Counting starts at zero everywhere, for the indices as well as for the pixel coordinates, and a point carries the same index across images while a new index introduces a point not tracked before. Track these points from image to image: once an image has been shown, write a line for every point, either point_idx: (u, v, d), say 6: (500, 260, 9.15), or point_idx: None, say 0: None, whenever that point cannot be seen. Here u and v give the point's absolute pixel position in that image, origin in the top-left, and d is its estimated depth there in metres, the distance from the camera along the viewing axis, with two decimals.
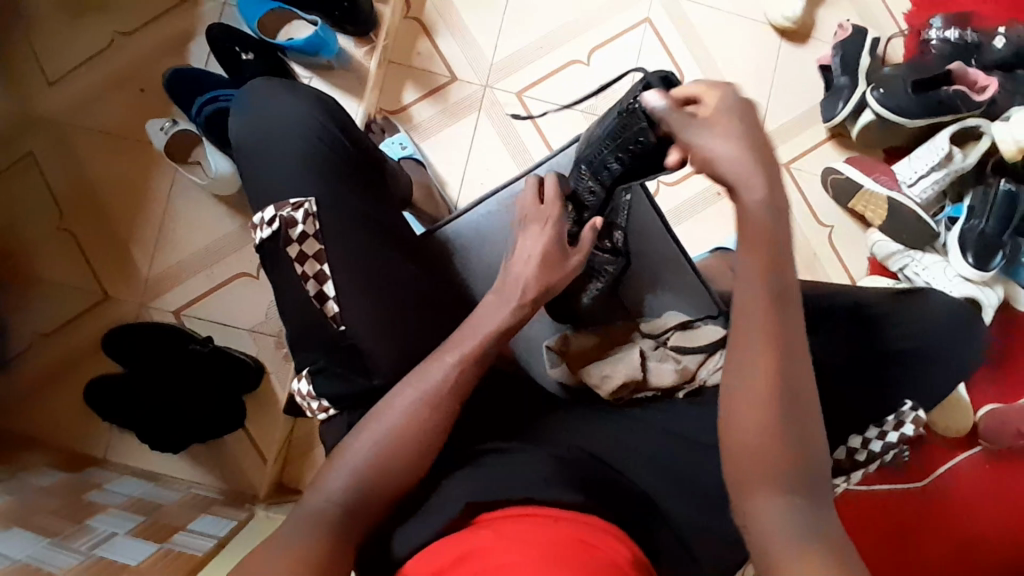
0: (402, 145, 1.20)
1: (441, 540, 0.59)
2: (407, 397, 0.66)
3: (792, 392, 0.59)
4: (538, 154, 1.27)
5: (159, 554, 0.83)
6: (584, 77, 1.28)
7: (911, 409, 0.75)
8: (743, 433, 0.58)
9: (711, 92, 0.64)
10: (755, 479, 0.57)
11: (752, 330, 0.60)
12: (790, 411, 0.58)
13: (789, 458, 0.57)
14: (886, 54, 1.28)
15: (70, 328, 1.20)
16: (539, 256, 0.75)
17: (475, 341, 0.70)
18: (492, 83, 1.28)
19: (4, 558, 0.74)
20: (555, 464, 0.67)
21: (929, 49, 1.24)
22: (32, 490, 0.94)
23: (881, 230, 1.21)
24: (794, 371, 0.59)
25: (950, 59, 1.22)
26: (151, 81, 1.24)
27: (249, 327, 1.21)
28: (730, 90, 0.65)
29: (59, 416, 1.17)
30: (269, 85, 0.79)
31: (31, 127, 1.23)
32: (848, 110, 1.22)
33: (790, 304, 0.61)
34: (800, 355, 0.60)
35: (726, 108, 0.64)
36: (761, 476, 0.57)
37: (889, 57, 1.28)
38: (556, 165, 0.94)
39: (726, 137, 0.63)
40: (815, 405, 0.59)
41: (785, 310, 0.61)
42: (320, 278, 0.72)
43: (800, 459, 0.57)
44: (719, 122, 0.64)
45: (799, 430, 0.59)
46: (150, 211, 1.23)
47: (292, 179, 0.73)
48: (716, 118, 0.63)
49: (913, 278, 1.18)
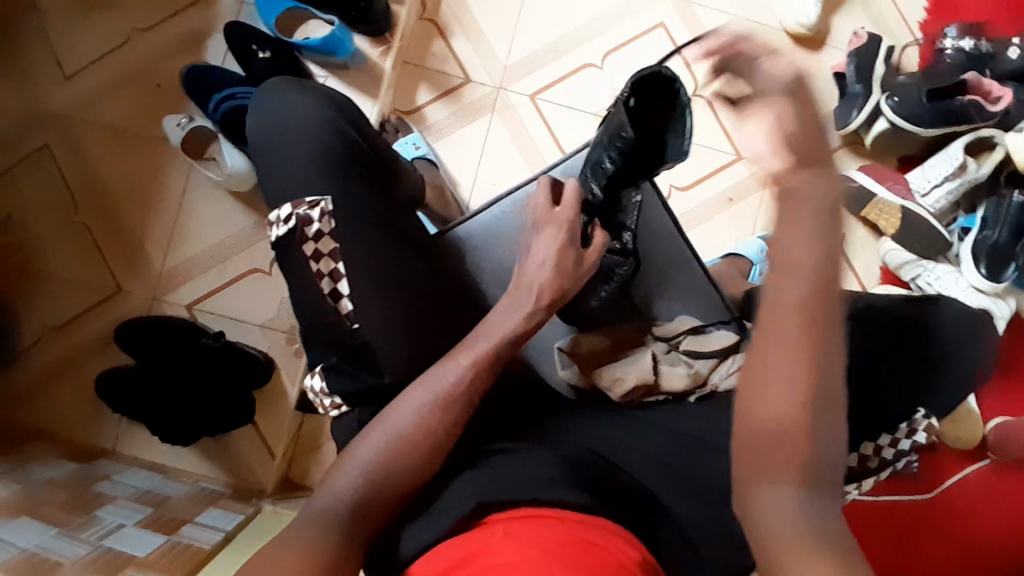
0: (415, 144, 1.20)
1: (448, 540, 0.59)
2: (418, 397, 0.66)
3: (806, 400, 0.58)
4: (550, 156, 1.27)
5: (166, 546, 0.84)
6: (597, 80, 1.28)
7: (923, 417, 0.76)
8: (759, 428, 0.57)
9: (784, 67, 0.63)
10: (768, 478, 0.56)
11: (785, 330, 0.58)
12: (820, 417, 0.56)
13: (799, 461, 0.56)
14: (901, 62, 1.27)
15: (84, 320, 1.21)
16: (553, 257, 0.75)
17: (489, 341, 0.70)
18: (505, 85, 1.28)
19: (14, 547, 0.74)
20: (562, 466, 0.67)
21: (944, 58, 1.22)
22: (43, 480, 0.95)
23: (894, 239, 1.20)
24: (831, 374, 0.58)
25: (965, 68, 1.21)
26: (168, 77, 1.25)
27: (260, 323, 1.22)
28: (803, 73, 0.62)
29: (70, 407, 1.18)
30: (286, 83, 0.79)
31: (49, 121, 1.25)
32: (861, 117, 1.20)
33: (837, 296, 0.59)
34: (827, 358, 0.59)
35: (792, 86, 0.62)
36: (778, 478, 0.56)
37: (904, 65, 1.27)
38: (567, 167, 0.94)
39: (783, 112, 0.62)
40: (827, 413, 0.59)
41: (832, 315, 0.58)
42: (334, 276, 0.73)
43: (817, 464, 0.56)
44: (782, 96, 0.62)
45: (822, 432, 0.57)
46: (164, 206, 1.24)
47: (309, 176, 0.74)
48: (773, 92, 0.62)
49: (925, 288, 1.18)
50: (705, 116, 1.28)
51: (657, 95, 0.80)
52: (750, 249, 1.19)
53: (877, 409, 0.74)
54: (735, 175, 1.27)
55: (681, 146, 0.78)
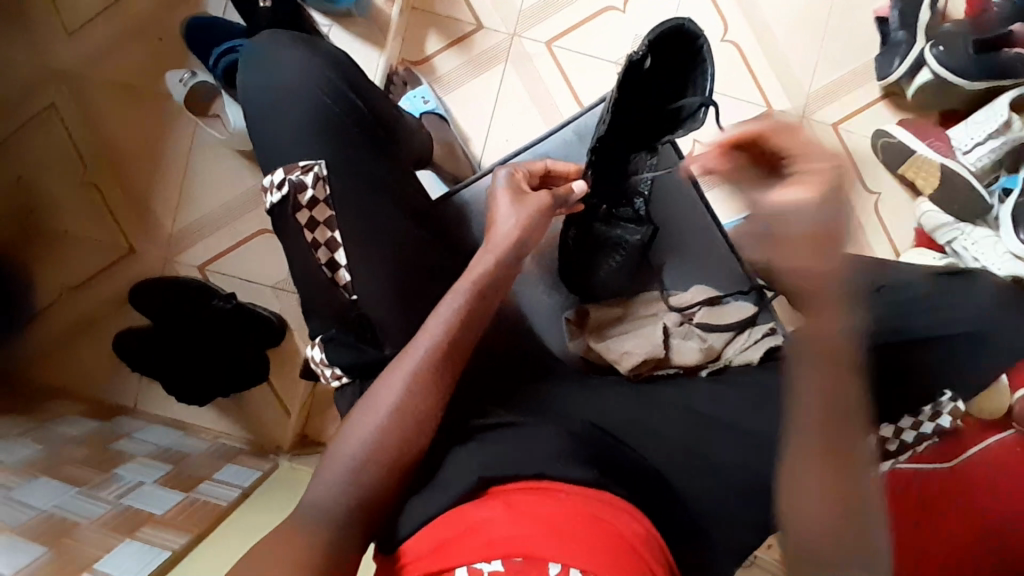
0: (424, 98, 1.16)
1: (448, 512, 0.58)
2: (403, 366, 0.64)
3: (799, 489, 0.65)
4: (567, 110, 1.20)
5: (185, 503, 0.86)
6: (618, 25, 1.19)
7: (950, 400, 0.72)
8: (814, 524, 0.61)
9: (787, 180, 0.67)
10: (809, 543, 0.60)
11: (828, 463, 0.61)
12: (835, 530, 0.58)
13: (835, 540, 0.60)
14: (948, 8, 1.15)
15: (98, 281, 1.22)
16: (508, 203, 0.72)
17: (459, 299, 0.67)
18: (520, 32, 1.21)
19: (31, 508, 0.77)
20: (567, 440, 0.64)
21: (992, 5, 1.10)
22: (64, 439, 0.98)
23: (932, 199, 1.12)
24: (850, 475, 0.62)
25: (1012, 19, 1.09)
26: (169, 30, 1.22)
27: (271, 284, 1.21)
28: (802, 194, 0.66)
29: (89, 366, 1.21)
30: (277, 36, 0.75)
31: (54, 79, 1.23)
32: (904, 67, 1.12)
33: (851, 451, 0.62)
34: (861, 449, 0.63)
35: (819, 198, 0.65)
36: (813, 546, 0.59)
37: (948, 14, 1.15)
38: (581, 126, 0.89)
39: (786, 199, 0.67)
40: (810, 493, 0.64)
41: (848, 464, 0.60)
42: (331, 245, 0.70)
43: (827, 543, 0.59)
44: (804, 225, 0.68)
45: (844, 508, 0.61)
46: (171, 164, 1.22)
47: (301, 138, 0.71)
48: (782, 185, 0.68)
49: (960, 253, 1.08)
50: (734, 65, 1.19)
51: (677, 53, 0.77)
52: None
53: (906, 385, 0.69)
54: None
55: (710, 97, 0.75)
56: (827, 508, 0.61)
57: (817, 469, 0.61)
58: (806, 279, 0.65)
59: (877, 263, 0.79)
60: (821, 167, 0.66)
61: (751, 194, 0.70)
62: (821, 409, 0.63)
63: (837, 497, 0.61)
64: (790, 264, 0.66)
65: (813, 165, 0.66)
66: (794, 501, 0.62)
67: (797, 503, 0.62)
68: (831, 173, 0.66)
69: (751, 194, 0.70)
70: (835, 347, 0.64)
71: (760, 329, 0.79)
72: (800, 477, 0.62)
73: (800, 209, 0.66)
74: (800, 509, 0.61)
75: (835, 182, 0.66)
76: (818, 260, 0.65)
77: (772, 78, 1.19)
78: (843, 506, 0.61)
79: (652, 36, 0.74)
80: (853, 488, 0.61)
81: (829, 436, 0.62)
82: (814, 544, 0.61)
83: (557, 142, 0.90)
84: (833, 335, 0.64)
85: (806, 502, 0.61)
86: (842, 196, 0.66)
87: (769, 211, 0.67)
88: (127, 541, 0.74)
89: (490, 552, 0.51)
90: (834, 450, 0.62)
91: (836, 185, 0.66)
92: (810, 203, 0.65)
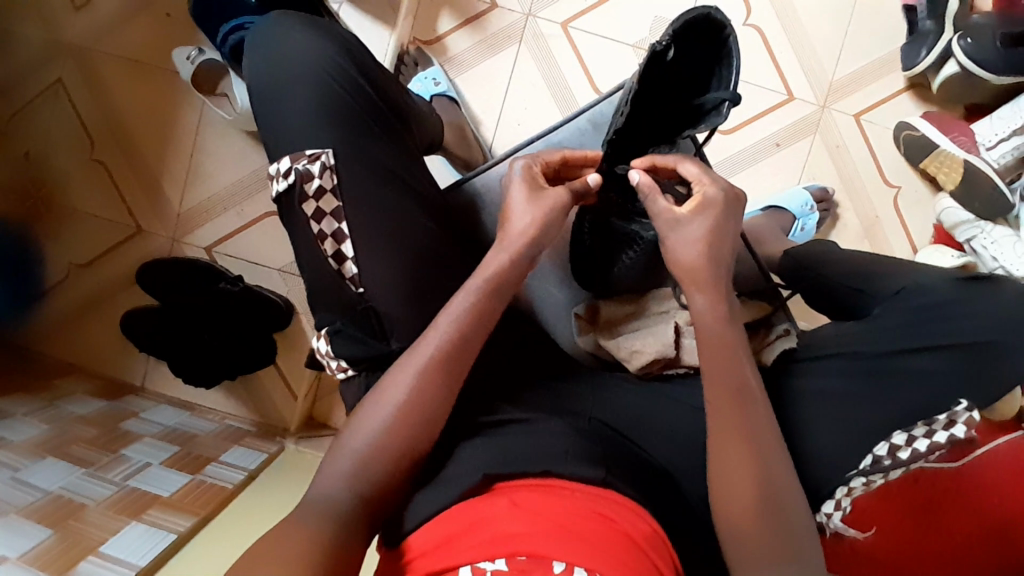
0: (435, 80, 1.13)
1: (451, 510, 0.57)
2: (409, 366, 0.63)
3: (792, 500, 0.58)
4: (583, 96, 1.17)
5: (191, 485, 0.87)
6: (636, 6, 1.15)
7: (964, 409, 0.67)
8: (787, 538, 0.57)
9: (705, 211, 0.67)
10: (781, 558, 0.56)
11: (773, 474, 0.59)
12: (782, 539, 0.56)
13: (775, 547, 0.56)
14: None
15: (105, 260, 1.22)
16: (523, 199, 0.70)
17: (469, 298, 0.65)
18: (535, 12, 1.17)
19: (37, 490, 0.78)
20: (576, 439, 0.63)
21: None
22: (72, 418, 0.99)
23: (953, 197, 1.08)
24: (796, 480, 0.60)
25: None
26: (177, 6, 1.19)
27: (279, 267, 1.20)
28: (718, 224, 0.67)
29: (97, 343, 1.21)
30: (287, 19, 0.73)
31: (61, 54, 1.21)
32: (931, 58, 1.07)
33: (782, 460, 0.60)
34: (777, 447, 0.60)
35: (713, 232, 0.66)
36: (777, 557, 0.56)
37: (978, 3, 1.10)
38: (598, 114, 0.87)
39: (697, 229, 0.66)
40: (797, 509, 0.58)
41: (781, 473, 0.59)
42: (338, 237, 0.69)
43: (792, 546, 0.57)
44: (710, 253, 0.66)
45: (771, 509, 0.57)
46: (179, 143, 1.21)
47: (309, 124, 0.69)
48: (704, 220, 0.66)
49: (979, 252, 1.05)
50: (756, 52, 1.16)
51: (703, 46, 0.74)
52: (796, 202, 1.08)
53: (920, 392, 0.68)
54: (787, 117, 1.16)
55: (735, 93, 0.72)
56: (759, 513, 0.57)
57: (742, 464, 0.59)
58: (686, 277, 0.66)
59: (897, 264, 0.77)
60: (713, 194, 0.67)
61: (652, 193, 0.67)
62: (721, 398, 0.61)
63: (768, 497, 0.57)
64: (675, 260, 0.66)
65: (706, 189, 0.68)
66: (724, 496, 0.58)
67: (729, 499, 0.58)
68: (724, 202, 0.67)
69: (653, 193, 0.67)
70: (721, 341, 0.63)
71: (774, 331, 0.76)
72: (741, 479, 0.58)
73: (687, 226, 0.66)
74: (743, 497, 0.58)
75: (722, 212, 0.67)
76: (702, 270, 0.65)
77: (795, 65, 1.15)
78: (774, 510, 0.57)
79: (676, 28, 0.71)
80: (784, 487, 0.59)
81: (741, 421, 0.60)
82: (783, 554, 0.56)
83: (572, 132, 0.87)
84: (717, 323, 0.64)
85: (738, 503, 0.58)
86: (729, 224, 0.67)
87: (663, 215, 0.67)
88: (133, 523, 0.75)
89: (493, 551, 0.49)
90: (757, 446, 0.59)
91: (714, 209, 0.67)
92: (695, 221, 0.66)
